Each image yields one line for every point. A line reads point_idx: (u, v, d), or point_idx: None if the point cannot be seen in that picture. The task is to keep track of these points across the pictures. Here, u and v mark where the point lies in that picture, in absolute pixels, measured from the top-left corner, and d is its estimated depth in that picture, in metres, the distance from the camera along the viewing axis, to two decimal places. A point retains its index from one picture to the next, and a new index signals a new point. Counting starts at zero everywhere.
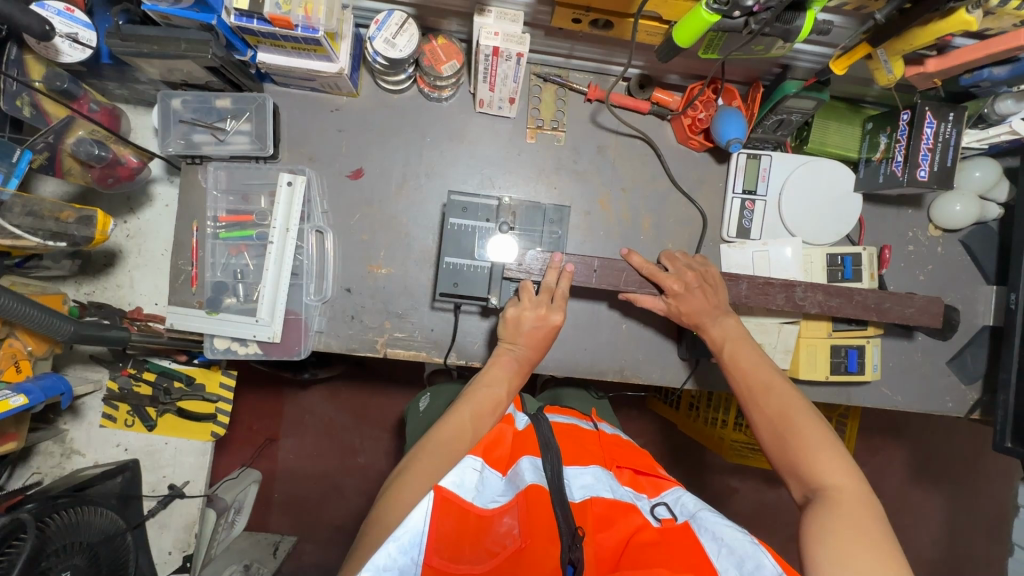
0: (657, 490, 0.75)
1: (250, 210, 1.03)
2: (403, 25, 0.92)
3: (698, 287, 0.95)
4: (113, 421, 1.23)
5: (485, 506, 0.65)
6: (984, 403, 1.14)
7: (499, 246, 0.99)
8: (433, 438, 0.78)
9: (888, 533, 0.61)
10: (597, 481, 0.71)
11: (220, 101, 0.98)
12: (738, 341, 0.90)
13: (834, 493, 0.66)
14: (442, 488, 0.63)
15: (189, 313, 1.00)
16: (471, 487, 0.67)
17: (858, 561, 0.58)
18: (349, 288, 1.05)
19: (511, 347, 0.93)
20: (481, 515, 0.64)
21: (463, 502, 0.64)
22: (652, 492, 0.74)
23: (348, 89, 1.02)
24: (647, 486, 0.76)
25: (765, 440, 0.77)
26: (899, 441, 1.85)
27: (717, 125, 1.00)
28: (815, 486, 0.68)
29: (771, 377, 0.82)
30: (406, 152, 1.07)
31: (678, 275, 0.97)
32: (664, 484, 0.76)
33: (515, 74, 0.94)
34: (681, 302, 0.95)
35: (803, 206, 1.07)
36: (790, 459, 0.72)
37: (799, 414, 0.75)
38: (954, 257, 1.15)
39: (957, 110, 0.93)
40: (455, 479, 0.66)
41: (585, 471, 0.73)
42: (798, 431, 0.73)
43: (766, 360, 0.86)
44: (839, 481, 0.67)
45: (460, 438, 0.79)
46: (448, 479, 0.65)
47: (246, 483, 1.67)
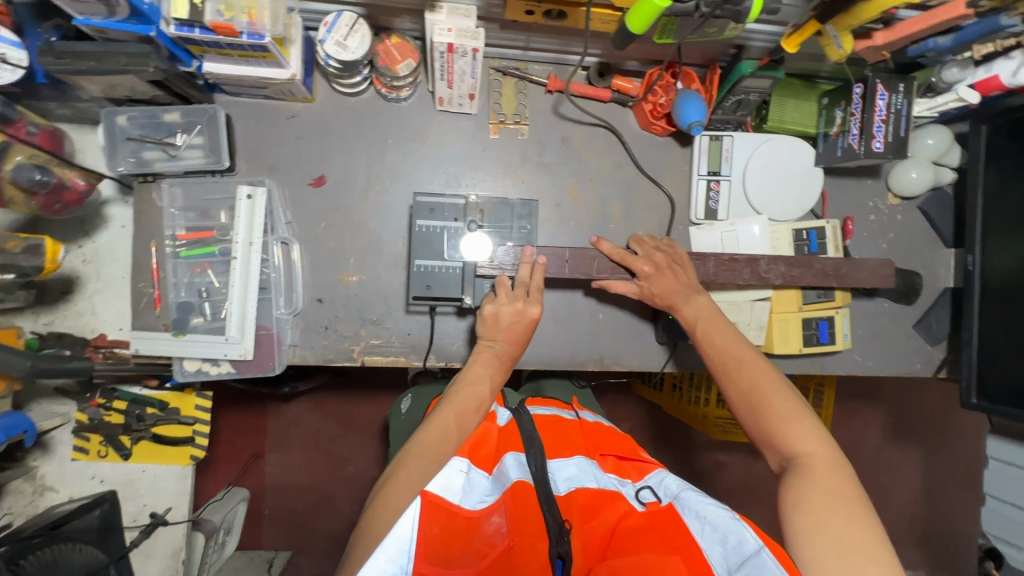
0: (641, 473, 0.75)
1: (211, 226, 0.99)
2: (354, 25, 0.90)
3: (668, 268, 0.95)
4: (85, 453, 1.19)
5: (474, 507, 0.65)
6: (949, 362, 1.18)
7: (473, 244, 0.98)
8: (417, 444, 0.75)
9: (861, 496, 0.62)
10: (580, 472, 0.72)
11: (169, 115, 0.94)
12: (711, 319, 0.90)
13: (808, 460, 0.67)
14: (428, 494, 0.62)
15: (154, 336, 0.96)
16: (457, 490, 0.66)
17: (835, 525, 0.58)
18: (320, 297, 1.04)
19: (491, 343, 0.91)
20: (469, 517, 0.63)
21: (450, 506, 0.63)
22: (636, 477, 0.74)
23: (303, 95, 1.00)
24: (632, 471, 0.76)
25: (740, 414, 0.78)
26: (874, 403, 1.92)
27: (678, 109, 1.01)
28: (790, 455, 0.69)
29: (744, 352, 0.83)
30: (368, 155, 1.05)
31: (648, 257, 0.97)
32: (647, 467, 0.76)
33: (472, 70, 0.93)
34: (653, 284, 0.95)
35: (767, 183, 1.08)
36: (764, 430, 0.73)
37: (771, 387, 0.76)
38: (914, 224, 1.19)
39: (907, 81, 0.95)
40: (441, 483, 0.65)
41: (569, 462, 0.73)
42: (770, 403, 0.74)
43: (738, 335, 0.86)
44: (812, 448, 0.68)
45: (445, 440, 0.76)
46: (433, 484, 0.64)
47: (234, 502, 1.62)
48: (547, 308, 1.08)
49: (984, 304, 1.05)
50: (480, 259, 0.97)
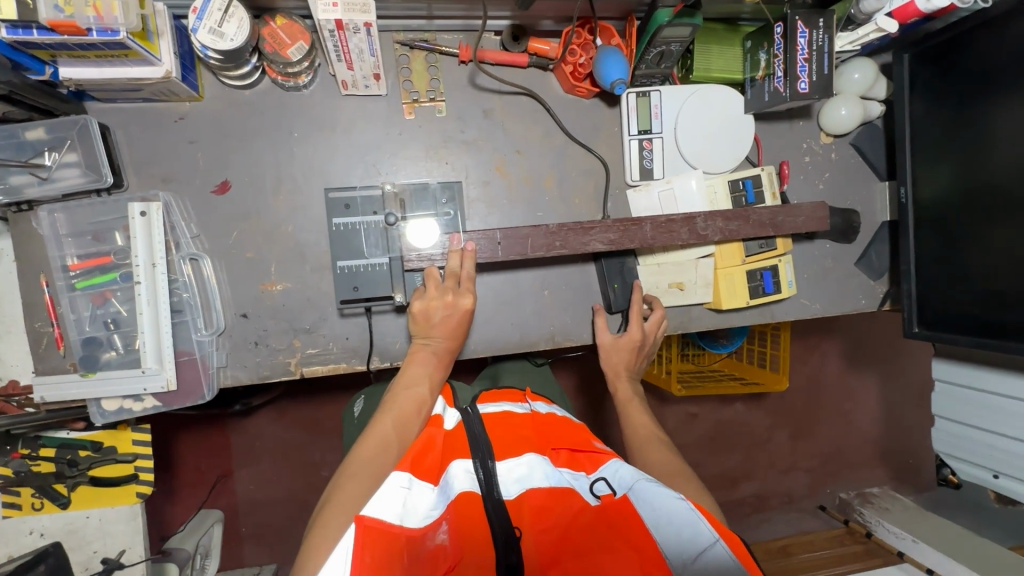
0: (596, 464, 0.72)
1: (107, 251, 0.90)
2: (228, 9, 0.80)
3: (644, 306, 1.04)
4: (18, 508, 1.11)
5: (416, 526, 0.62)
6: (892, 294, 1.20)
7: (420, 231, 0.95)
8: (355, 459, 0.71)
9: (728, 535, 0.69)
10: (531, 471, 0.70)
11: (31, 133, 0.84)
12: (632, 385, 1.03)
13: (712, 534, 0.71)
14: (364, 517, 0.58)
15: (62, 379, 0.88)
16: (398, 510, 0.62)
17: None
18: (245, 313, 0.96)
19: (427, 342, 0.88)
20: (413, 536, 0.61)
21: (390, 527, 0.59)
22: (591, 469, 0.71)
23: (187, 93, 0.90)
24: (586, 462, 0.73)
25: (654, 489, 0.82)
26: (830, 337, 1.97)
27: (598, 68, 0.95)
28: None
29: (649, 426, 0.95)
30: (274, 152, 0.96)
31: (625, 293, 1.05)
32: (602, 457, 0.72)
33: (370, 46, 0.85)
34: (613, 351, 1.04)
35: (698, 137, 1.05)
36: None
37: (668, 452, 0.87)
38: (849, 160, 1.18)
39: (826, 15, 0.92)
40: (380, 503, 0.61)
41: (520, 462, 0.71)
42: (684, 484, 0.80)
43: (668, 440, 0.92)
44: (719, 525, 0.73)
45: (384, 453, 0.72)
46: (370, 506, 0.60)
47: (207, 525, 1.56)
48: (490, 292, 1.03)
49: (919, 233, 1.05)
50: (411, 249, 0.94)
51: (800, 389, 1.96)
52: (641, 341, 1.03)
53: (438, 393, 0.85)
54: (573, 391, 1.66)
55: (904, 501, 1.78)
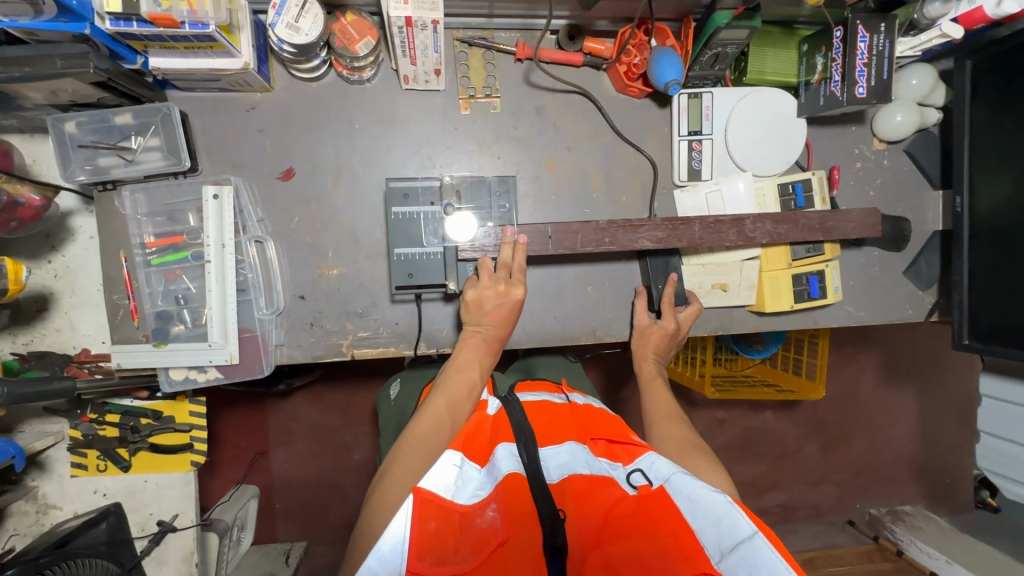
0: (632, 456, 0.71)
1: (180, 230, 0.96)
2: (304, 6, 0.84)
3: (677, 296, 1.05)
4: (84, 468, 1.18)
5: (467, 502, 0.64)
6: (941, 306, 1.18)
7: (460, 224, 0.99)
8: (411, 436, 0.74)
9: None
10: (573, 458, 0.72)
11: (120, 118, 0.90)
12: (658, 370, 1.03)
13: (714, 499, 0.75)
14: (421, 489, 0.59)
15: (135, 350, 0.94)
16: (450, 485, 0.64)
17: None
18: (302, 295, 1.01)
19: (478, 329, 0.91)
20: (464, 511, 0.63)
21: (445, 501, 0.61)
22: (627, 460, 0.71)
23: (260, 84, 0.95)
24: (623, 454, 0.72)
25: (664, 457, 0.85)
26: (869, 348, 1.93)
27: (653, 69, 0.97)
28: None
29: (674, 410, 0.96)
30: (336, 143, 1.00)
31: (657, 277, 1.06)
32: (639, 449, 0.71)
33: (434, 43, 0.88)
34: (647, 333, 1.04)
35: (748, 139, 1.05)
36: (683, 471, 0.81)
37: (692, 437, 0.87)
38: (901, 168, 1.17)
39: (888, 20, 0.91)
40: (435, 478, 0.63)
41: (561, 448, 0.73)
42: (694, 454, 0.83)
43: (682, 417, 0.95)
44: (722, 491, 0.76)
45: (438, 431, 0.75)
46: (426, 480, 0.62)
47: (245, 500, 1.62)
48: (535, 285, 1.06)
49: (973, 244, 1.03)
50: (462, 241, 0.98)
51: (835, 400, 1.93)
52: (673, 329, 1.03)
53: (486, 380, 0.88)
54: (601, 388, 1.67)
55: (938, 519, 1.74)
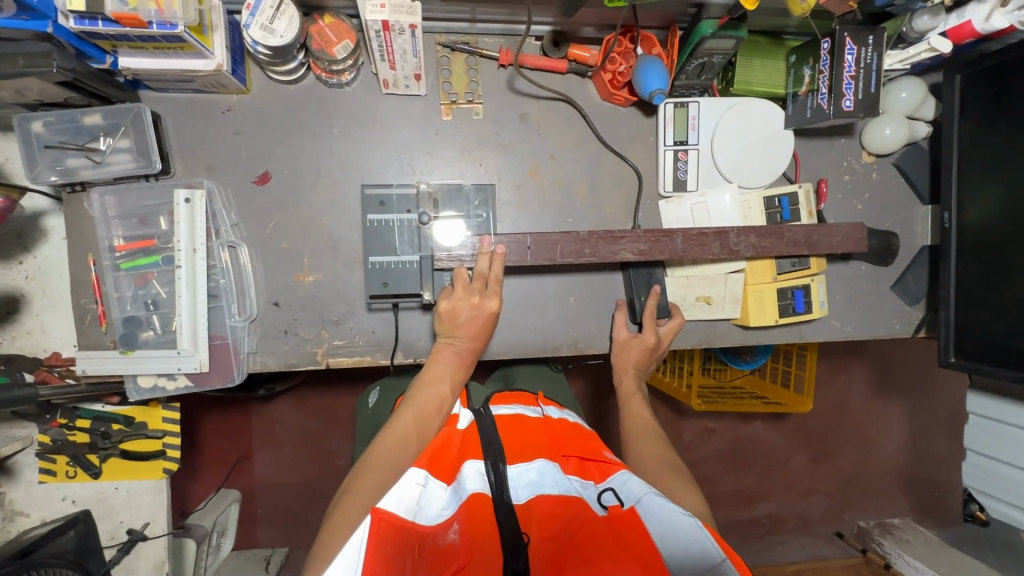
0: (604, 474, 0.70)
1: (151, 234, 0.93)
2: (280, 7, 0.82)
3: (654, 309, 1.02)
4: (53, 474, 1.15)
5: (429, 523, 0.62)
6: (928, 321, 1.16)
7: (449, 229, 0.98)
8: (375, 453, 0.71)
9: None
10: (541, 477, 0.69)
11: (89, 118, 0.87)
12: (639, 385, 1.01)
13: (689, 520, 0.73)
14: (379, 510, 0.56)
15: (101, 356, 0.92)
16: (412, 504, 0.61)
17: None
18: (276, 301, 0.99)
19: (451, 342, 0.89)
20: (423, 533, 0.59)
21: (404, 522, 0.58)
22: (600, 479, 0.70)
23: (235, 86, 0.93)
24: (595, 472, 0.72)
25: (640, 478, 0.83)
26: (858, 360, 1.92)
27: (638, 77, 0.95)
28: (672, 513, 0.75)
29: (653, 428, 0.94)
30: (314, 147, 0.98)
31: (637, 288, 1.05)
32: (611, 467, 0.71)
33: (413, 47, 0.86)
34: (628, 348, 1.02)
35: (734, 150, 1.04)
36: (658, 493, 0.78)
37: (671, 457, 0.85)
38: (890, 181, 1.15)
39: (876, 33, 0.90)
40: (395, 497, 0.60)
41: (530, 466, 0.70)
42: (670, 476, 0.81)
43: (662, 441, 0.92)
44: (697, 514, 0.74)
45: (403, 447, 0.73)
46: (386, 500, 0.58)
47: (225, 505, 1.61)
48: (515, 295, 1.04)
49: (960, 261, 1.02)
50: (442, 249, 0.96)
51: (823, 412, 1.91)
52: (653, 343, 1.01)
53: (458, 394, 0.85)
54: (587, 397, 1.65)
55: (925, 534, 1.72)
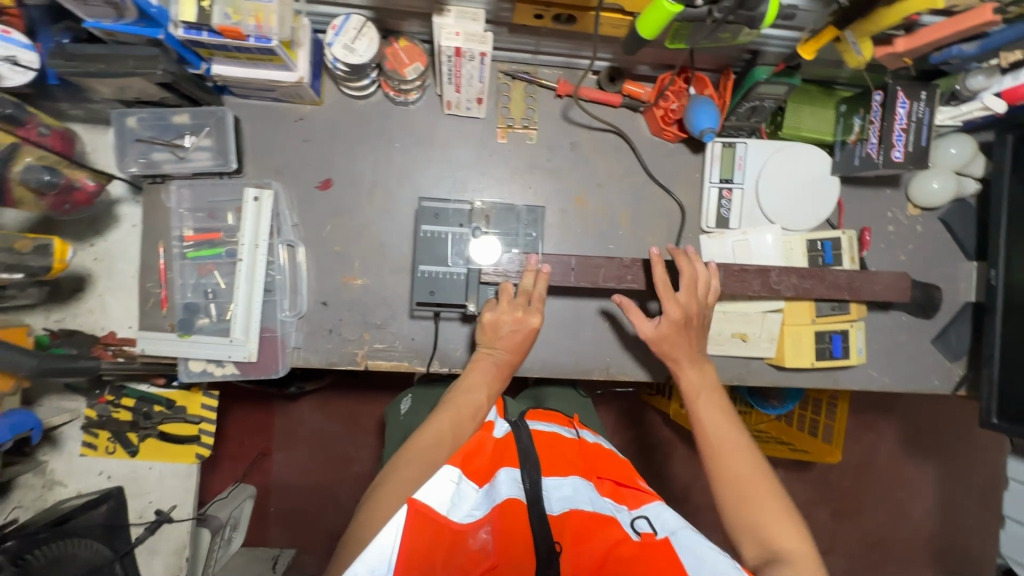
0: (638, 502, 0.71)
1: (218, 227, 1.00)
2: (362, 29, 0.89)
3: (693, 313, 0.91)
4: (94, 448, 1.19)
5: (462, 521, 0.63)
6: (969, 379, 1.14)
7: (484, 248, 0.99)
8: (411, 448, 0.74)
9: None
10: (576, 493, 0.69)
11: (177, 117, 0.95)
12: (711, 392, 0.86)
13: (792, 559, 0.66)
14: (415, 500, 0.61)
15: (160, 337, 0.97)
16: (447, 501, 0.64)
17: None
18: (325, 301, 1.03)
19: (490, 351, 0.91)
20: (456, 530, 0.61)
21: (439, 517, 0.61)
22: (633, 505, 0.70)
23: (311, 97, 0.99)
24: (628, 498, 0.72)
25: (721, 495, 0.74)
26: (889, 416, 1.86)
27: (690, 116, 0.99)
28: (771, 548, 0.68)
29: (735, 430, 0.80)
30: (375, 158, 1.04)
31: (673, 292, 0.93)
32: (646, 497, 0.71)
33: (480, 74, 0.92)
34: (670, 330, 0.90)
35: (779, 192, 1.06)
36: (749, 518, 0.70)
37: (762, 479, 0.73)
38: (935, 235, 1.15)
39: (929, 89, 0.92)
40: (431, 492, 0.64)
41: (564, 482, 0.71)
42: (762, 488, 0.72)
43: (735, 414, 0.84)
44: (799, 548, 0.67)
45: (438, 446, 0.75)
46: (421, 491, 0.63)
47: (241, 499, 1.62)
48: (552, 315, 1.06)
49: (1007, 318, 1.00)
50: (486, 264, 0.98)
51: (851, 467, 1.85)
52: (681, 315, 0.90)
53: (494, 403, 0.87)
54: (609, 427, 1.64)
55: None
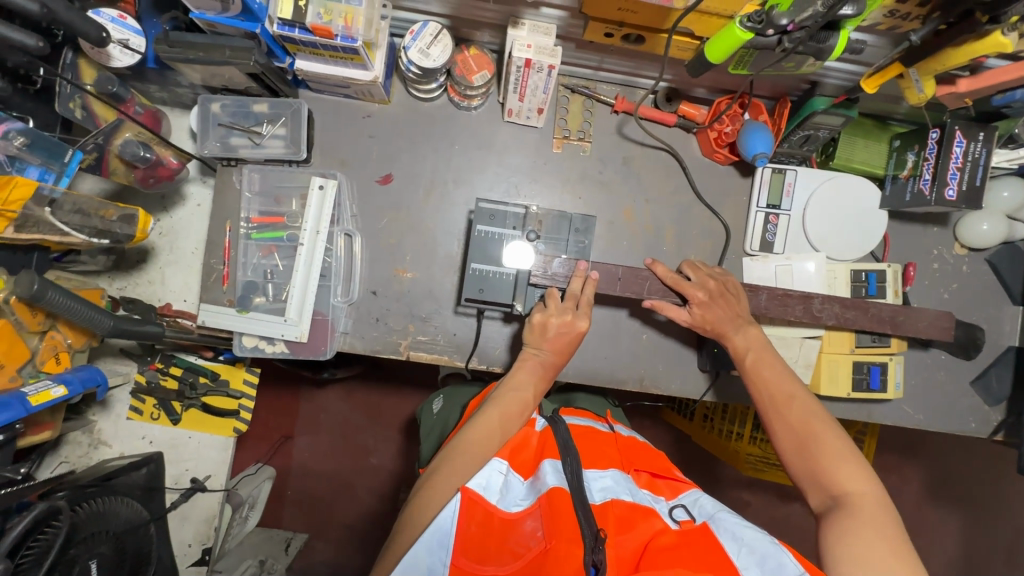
0: (675, 492, 0.74)
1: (282, 212, 1.05)
2: (438, 35, 0.94)
3: (720, 297, 0.96)
4: (140, 413, 1.23)
5: (508, 510, 0.68)
6: (1008, 425, 1.12)
7: (518, 252, 1.01)
8: (463, 441, 0.77)
9: (904, 537, 0.65)
10: (616, 484, 0.72)
11: (258, 106, 1.01)
12: (761, 352, 0.91)
13: (856, 500, 0.69)
14: (467, 490, 0.68)
15: (220, 311, 1.02)
16: (496, 490, 0.71)
17: (877, 564, 0.62)
18: (374, 290, 1.07)
19: (536, 351, 0.93)
20: (505, 518, 0.67)
21: (488, 505, 0.68)
22: (670, 496, 0.74)
23: (380, 96, 1.05)
24: (665, 488, 0.76)
25: (786, 452, 0.79)
26: (914, 458, 1.77)
27: (743, 140, 1.01)
28: (835, 494, 0.72)
29: (794, 388, 0.84)
30: (435, 158, 1.09)
31: (700, 284, 0.97)
32: (682, 487, 0.75)
33: (545, 85, 0.95)
34: (706, 311, 0.95)
35: (825, 221, 1.07)
36: (813, 468, 0.75)
37: (823, 426, 0.78)
38: (981, 276, 1.15)
39: (987, 130, 0.93)
40: (482, 482, 0.70)
41: (604, 474, 0.73)
42: (821, 441, 0.76)
43: (788, 371, 0.88)
44: (862, 489, 0.71)
45: (488, 440, 0.78)
46: (472, 481, 0.69)
47: (261, 479, 1.52)
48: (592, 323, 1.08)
49: None
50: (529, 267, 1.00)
51: None
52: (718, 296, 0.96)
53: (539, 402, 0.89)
54: None
55: None
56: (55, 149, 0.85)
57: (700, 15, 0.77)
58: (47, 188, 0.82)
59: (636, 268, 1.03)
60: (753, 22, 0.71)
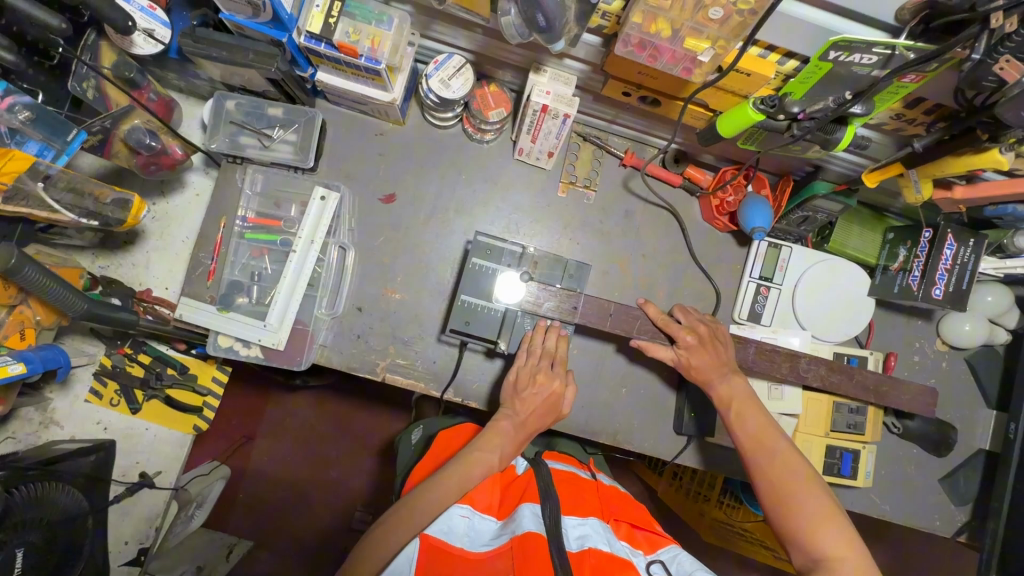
0: (653, 547, 0.73)
1: (279, 216, 1.04)
2: (461, 68, 0.95)
3: (709, 341, 0.95)
4: (98, 397, 1.17)
5: (476, 550, 0.67)
6: (971, 527, 1.12)
7: (509, 287, 1.00)
8: (415, 498, 0.74)
9: None
10: (595, 533, 0.70)
11: (272, 110, 1.02)
12: (746, 402, 0.89)
13: (836, 565, 0.69)
14: (429, 537, 0.68)
15: (200, 306, 0.99)
16: (461, 534, 0.69)
17: None
18: (360, 306, 1.06)
19: (510, 414, 0.90)
20: (469, 559, 0.66)
21: (451, 548, 0.67)
22: (648, 550, 0.72)
23: (395, 117, 1.05)
24: (643, 542, 0.74)
25: (766, 506, 0.78)
26: (877, 545, 1.73)
27: (743, 212, 1.02)
28: (814, 556, 0.71)
29: (776, 441, 0.83)
30: (440, 186, 1.09)
31: (691, 327, 0.97)
32: (659, 542, 0.74)
33: (558, 131, 0.97)
34: (692, 354, 0.95)
35: (814, 301, 1.08)
36: (794, 529, 0.74)
37: (803, 485, 0.76)
38: (959, 375, 1.16)
39: (977, 238, 0.97)
40: (443, 527, 0.69)
41: (584, 522, 0.71)
42: (801, 500, 0.75)
43: (771, 421, 0.86)
44: (843, 553, 0.70)
45: (443, 498, 0.74)
46: (434, 527, 0.69)
47: (213, 480, 1.45)
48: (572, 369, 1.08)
49: (1019, 476, 1.00)
50: (508, 303, 0.99)
51: None
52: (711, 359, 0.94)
53: (506, 466, 0.84)
54: None
55: None
56: (60, 127, 0.85)
57: (717, 90, 0.79)
58: (44, 164, 0.82)
59: (629, 305, 1.03)
60: (766, 105, 0.73)
